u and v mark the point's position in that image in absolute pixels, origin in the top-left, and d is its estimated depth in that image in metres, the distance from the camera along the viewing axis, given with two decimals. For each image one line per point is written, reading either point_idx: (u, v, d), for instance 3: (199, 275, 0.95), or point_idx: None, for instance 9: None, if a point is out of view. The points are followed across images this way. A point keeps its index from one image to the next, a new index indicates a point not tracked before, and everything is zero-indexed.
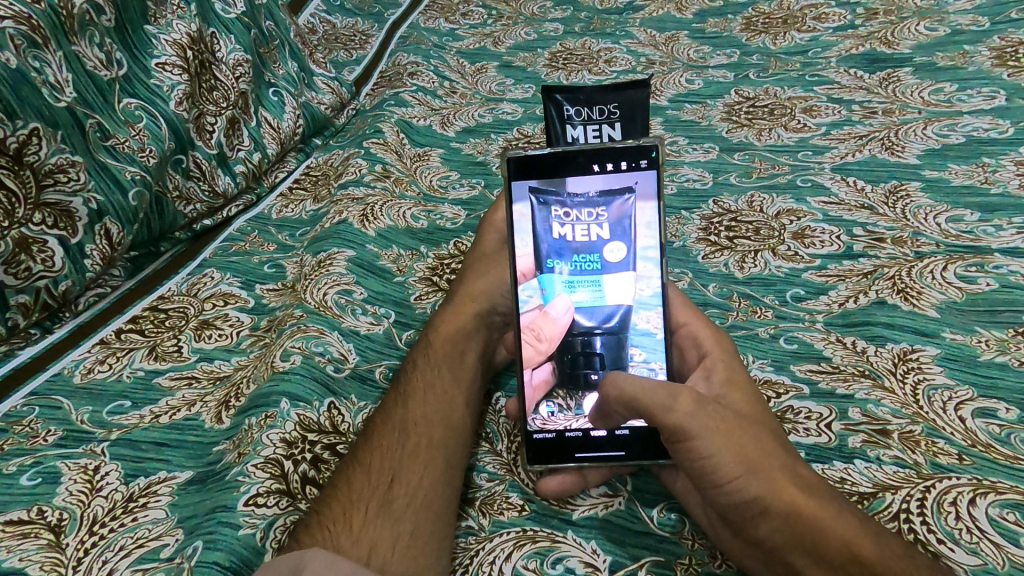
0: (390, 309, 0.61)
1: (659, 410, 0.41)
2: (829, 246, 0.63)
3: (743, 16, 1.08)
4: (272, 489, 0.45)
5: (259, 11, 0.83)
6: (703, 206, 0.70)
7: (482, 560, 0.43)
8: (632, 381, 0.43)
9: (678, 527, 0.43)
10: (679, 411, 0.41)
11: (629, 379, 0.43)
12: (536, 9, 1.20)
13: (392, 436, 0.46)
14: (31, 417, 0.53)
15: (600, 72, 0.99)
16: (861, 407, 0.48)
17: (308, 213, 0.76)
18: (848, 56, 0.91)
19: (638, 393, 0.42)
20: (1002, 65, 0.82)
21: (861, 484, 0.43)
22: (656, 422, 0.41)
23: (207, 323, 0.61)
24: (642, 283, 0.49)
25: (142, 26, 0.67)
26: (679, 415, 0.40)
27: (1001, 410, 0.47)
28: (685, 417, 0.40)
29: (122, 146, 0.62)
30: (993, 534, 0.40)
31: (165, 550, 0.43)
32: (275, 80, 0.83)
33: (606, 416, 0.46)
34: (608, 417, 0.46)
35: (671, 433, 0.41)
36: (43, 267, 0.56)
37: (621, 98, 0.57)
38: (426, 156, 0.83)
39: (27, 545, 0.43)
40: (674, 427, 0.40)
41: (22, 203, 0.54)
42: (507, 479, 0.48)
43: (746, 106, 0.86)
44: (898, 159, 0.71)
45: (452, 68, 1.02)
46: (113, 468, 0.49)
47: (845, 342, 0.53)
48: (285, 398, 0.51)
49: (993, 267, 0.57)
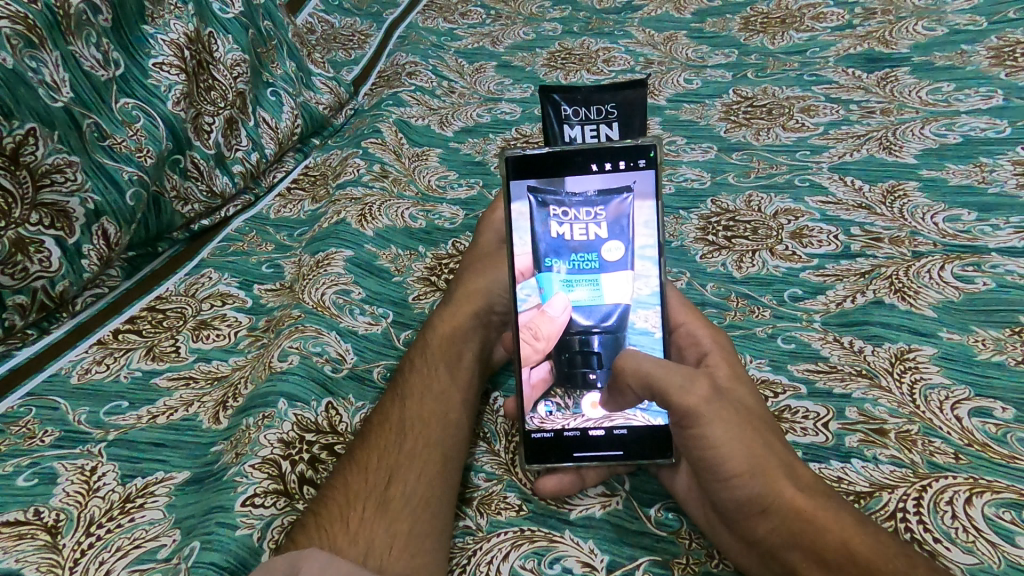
0: (388, 309, 0.61)
1: (674, 393, 0.42)
2: (827, 245, 0.63)
3: (741, 16, 1.08)
4: (270, 489, 0.45)
5: (257, 11, 0.83)
6: (701, 206, 0.70)
7: (480, 560, 0.43)
8: (651, 360, 0.44)
9: (676, 526, 0.43)
10: (693, 397, 0.41)
11: (650, 359, 0.44)
12: (535, 9, 1.20)
13: (390, 435, 0.46)
14: (28, 417, 0.53)
15: (599, 72, 0.99)
16: (858, 407, 0.48)
17: (306, 214, 0.76)
18: (846, 55, 0.91)
19: (653, 375, 0.43)
20: (1000, 65, 0.82)
21: (857, 484, 0.43)
22: (669, 404, 0.42)
23: (205, 323, 0.61)
24: (640, 281, 0.49)
25: (139, 26, 0.67)
26: (693, 401, 0.41)
27: (997, 409, 0.47)
28: (699, 403, 0.41)
29: (120, 147, 0.62)
30: (990, 533, 0.40)
31: (162, 551, 0.43)
32: (273, 80, 0.83)
33: (619, 394, 0.46)
34: (621, 395, 0.46)
35: (683, 417, 0.41)
36: (40, 268, 0.56)
37: (618, 97, 0.57)
38: (424, 156, 0.83)
39: (24, 546, 0.43)
40: (686, 411, 0.41)
41: (19, 203, 0.54)
42: (505, 479, 0.48)
43: (744, 106, 0.86)
44: (896, 159, 0.71)
45: (451, 67, 1.02)
46: (111, 469, 0.49)
47: (842, 342, 0.53)
48: (283, 398, 0.51)
49: (990, 267, 0.57)
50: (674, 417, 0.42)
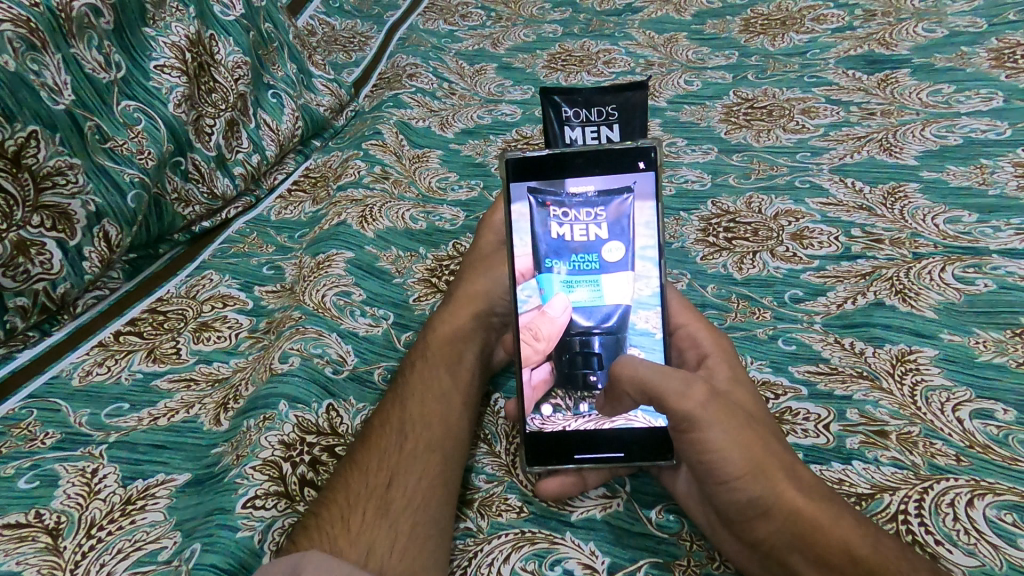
0: (388, 311, 0.61)
1: (673, 397, 0.41)
2: (827, 247, 0.63)
3: (741, 17, 1.08)
4: (270, 491, 0.45)
5: (258, 13, 0.83)
6: (701, 207, 0.70)
7: (481, 562, 0.43)
8: (648, 364, 0.44)
9: (676, 528, 0.43)
10: (692, 400, 0.41)
11: (646, 364, 0.44)
12: (535, 11, 1.20)
13: (390, 436, 0.46)
14: (29, 419, 0.53)
15: (599, 74, 0.99)
16: (859, 408, 0.48)
17: (307, 215, 0.76)
18: (846, 57, 0.92)
19: (650, 377, 0.43)
20: (1001, 66, 0.82)
21: (858, 486, 0.43)
22: (668, 409, 0.42)
23: (206, 325, 0.61)
24: (641, 282, 0.49)
25: (141, 28, 0.67)
26: (692, 404, 0.41)
27: (998, 411, 0.47)
28: (698, 406, 0.40)
29: (121, 149, 0.62)
30: (991, 535, 0.40)
31: (163, 553, 0.43)
32: (274, 82, 0.83)
33: (616, 400, 0.47)
34: (618, 401, 0.46)
35: (681, 421, 0.41)
36: (41, 269, 0.56)
37: (617, 100, 0.57)
38: (425, 157, 0.83)
39: (25, 548, 0.43)
40: (685, 415, 0.41)
41: (20, 205, 0.54)
42: (505, 481, 0.48)
43: (744, 107, 0.86)
44: (896, 161, 0.71)
45: (451, 69, 1.02)
46: (111, 471, 0.49)
47: (843, 343, 0.53)
48: (284, 399, 0.51)
49: (991, 269, 0.57)
50: (672, 422, 0.42)
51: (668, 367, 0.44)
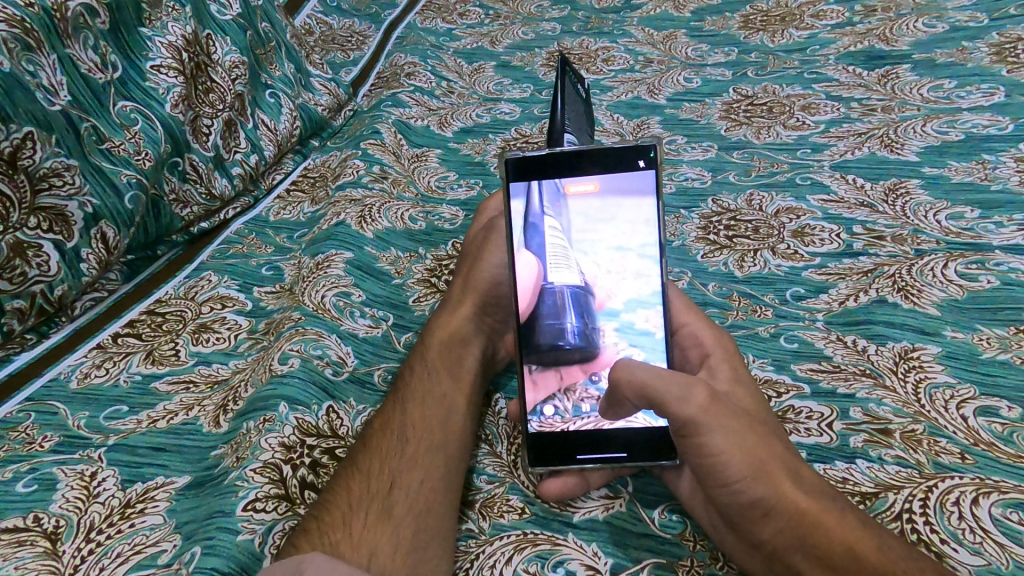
0: (388, 312, 0.61)
1: (672, 401, 0.41)
2: (829, 244, 0.62)
3: (741, 14, 1.08)
4: (270, 494, 0.45)
5: (255, 12, 0.83)
6: (702, 206, 0.70)
7: (483, 563, 0.42)
8: (645, 368, 0.43)
9: (680, 528, 0.43)
10: (692, 405, 0.40)
11: (644, 368, 0.43)
12: (534, 9, 1.20)
13: (391, 439, 0.46)
14: (27, 423, 0.52)
15: (598, 72, 0.98)
16: (862, 407, 0.48)
17: (306, 215, 0.75)
18: (846, 52, 0.91)
19: (649, 381, 0.42)
20: (1002, 61, 0.82)
21: (863, 484, 0.43)
22: (668, 414, 0.41)
23: (205, 326, 0.61)
24: (642, 281, 0.49)
25: (136, 28, 0.67)
26: (692, 408, 0.40)
27: (1002, 408, 0.46)
28: (697, 411, 0.40)
29: (118, 150, 0.62)
30: (996, 534, 0.39)
31: (163, 557, 0.43)
32: (272, 81, 0.83)
33: (617, 405, 0.45)
34: (619, 407, 0.45)
35: (681, 426, 0.40)
36: (39, 272, 0.56)
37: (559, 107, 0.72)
38: (424, 156, 0.83)
39: (23, 553, 0.43)
40: (685, 420, 0.40)
41: (17, 207, 0.54)
42: (507, 482, 0.47)
43: (744, 104, 0.86)
44: (898, 157, 0.71)
45: (449, 67, 1.02)
46: (111, 474, 0.48)
47: (845, 341, 0.53)
48: (284, 401, 0.50)
49: (993, 265, 0.57)
50: (672, 425, 0.41)
51: (667, 369, 0.43)
